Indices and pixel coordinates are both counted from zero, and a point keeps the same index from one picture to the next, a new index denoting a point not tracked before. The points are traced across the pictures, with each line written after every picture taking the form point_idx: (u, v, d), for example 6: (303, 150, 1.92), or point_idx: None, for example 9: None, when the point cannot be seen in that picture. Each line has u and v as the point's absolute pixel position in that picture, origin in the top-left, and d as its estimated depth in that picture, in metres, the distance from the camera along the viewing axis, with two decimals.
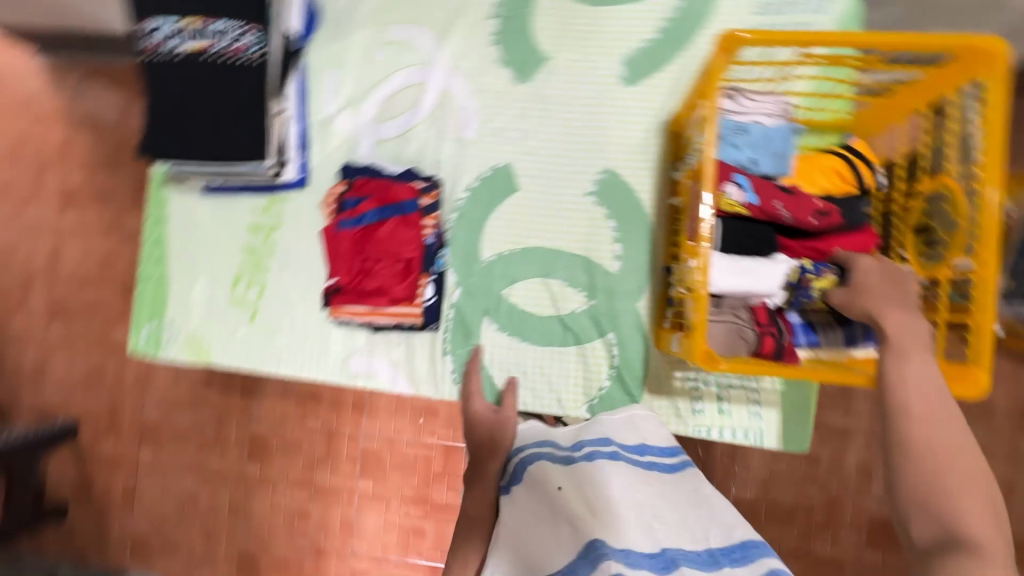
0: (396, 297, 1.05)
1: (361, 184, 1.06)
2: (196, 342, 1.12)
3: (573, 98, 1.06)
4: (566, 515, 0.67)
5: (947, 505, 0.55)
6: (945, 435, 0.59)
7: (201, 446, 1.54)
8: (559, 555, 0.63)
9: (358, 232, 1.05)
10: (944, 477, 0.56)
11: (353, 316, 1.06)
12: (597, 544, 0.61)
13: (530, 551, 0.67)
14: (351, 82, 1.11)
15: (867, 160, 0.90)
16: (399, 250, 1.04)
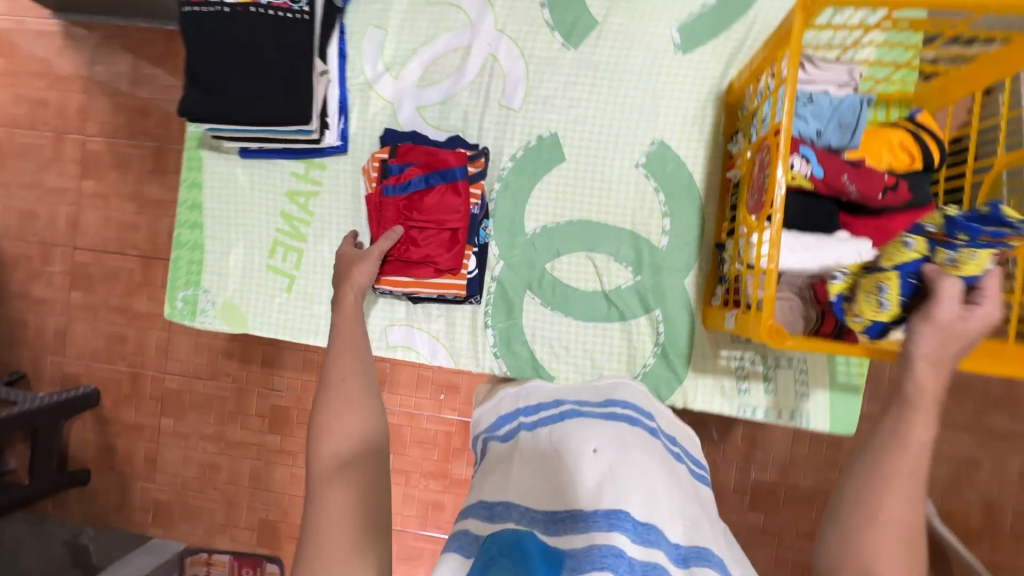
0: (442, 268, 1.00)
1: (406, 150, 1.02)
2: (233, 309, 1.10)
3: (624, 66, 1.02)
4: (590, 470, 0.58)
5: (880, 508, 0.54)
6: (915, 442, 0.57)
7: (222, 415, 1.54)
8: (558, 504, 0.56)
9: (403, 199, 1.00)
10: (889, 478, 0.55)
11: (396, 287, 1.02)
12: (608, 509, 0.53)
13: (515, 481, 0.59)
14: (393, 43, 1.07)
15: (936, 135, 0.87)
16: (447, 217, 0.99)
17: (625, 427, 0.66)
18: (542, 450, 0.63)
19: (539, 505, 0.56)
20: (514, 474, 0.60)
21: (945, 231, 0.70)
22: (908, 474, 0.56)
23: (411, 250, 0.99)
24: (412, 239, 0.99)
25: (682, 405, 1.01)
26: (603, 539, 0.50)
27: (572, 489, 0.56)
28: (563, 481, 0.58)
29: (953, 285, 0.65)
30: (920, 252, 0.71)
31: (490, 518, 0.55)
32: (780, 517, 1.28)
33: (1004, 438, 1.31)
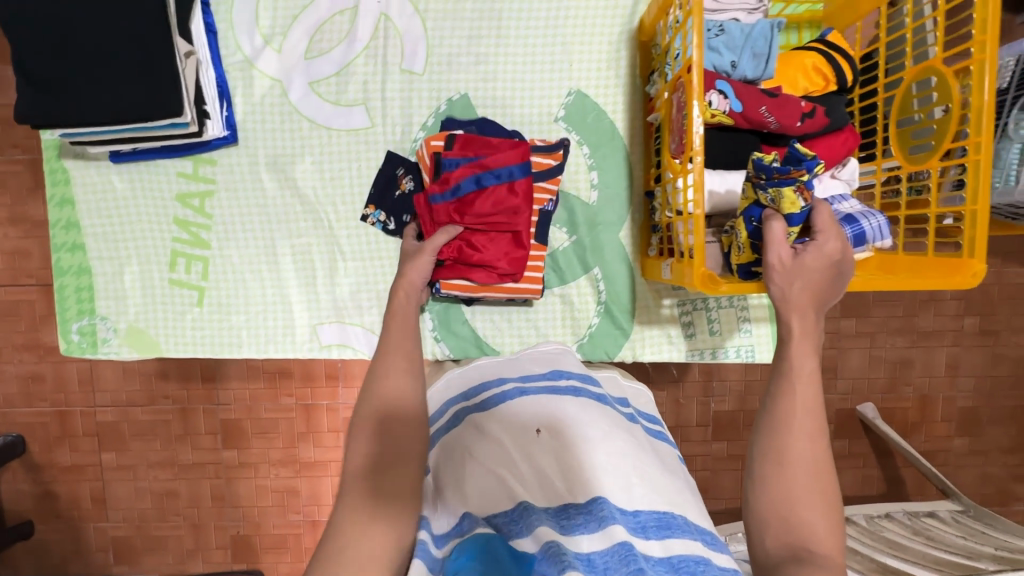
0: (504, 273, 0.90)
1: (465, 143, 0.89)
2: (140, 334, 0.99)
3: (528, 11, 0.94)
4: (538, 458, 0.61)
5: (784, 485, 0.56)
6: (801, 408, 0.58)
7: (168, 439, 1.42)
8: (508, 504, 0.58)
9: (454, 203, 0.87)
10: (785, 456, 0.57)
11: (455, 292, 0.91)
12: (557, 506, 0.57)
13: (472, 487, 0.61)
14: (269, 12, 0.94)
15: (847, 54, 0.85)
16: (508, 219, 0.87)
17: (570, 401, 0.67)
18: (490, 442, 0.64)
19: (494, 510, 0.58)
20: (472, 480, 0.61)
21: (755, 178, 0.72)
22: (802, 411, 0.58)
23: (470, 256, 0.88)
24: (471, 242, 0.88)
25: (631, 358, 1.00)
26: (552, 534, 0.53)
27: (523, 485, 0.59)
28: (514, 478, 0.60)
29: (777, 227, 0.68)
30: (751, 196, 0.74)
31: (459, 533, 0.58)
32: (742, 444, 1.32)
33: (930, 334, 1.39)
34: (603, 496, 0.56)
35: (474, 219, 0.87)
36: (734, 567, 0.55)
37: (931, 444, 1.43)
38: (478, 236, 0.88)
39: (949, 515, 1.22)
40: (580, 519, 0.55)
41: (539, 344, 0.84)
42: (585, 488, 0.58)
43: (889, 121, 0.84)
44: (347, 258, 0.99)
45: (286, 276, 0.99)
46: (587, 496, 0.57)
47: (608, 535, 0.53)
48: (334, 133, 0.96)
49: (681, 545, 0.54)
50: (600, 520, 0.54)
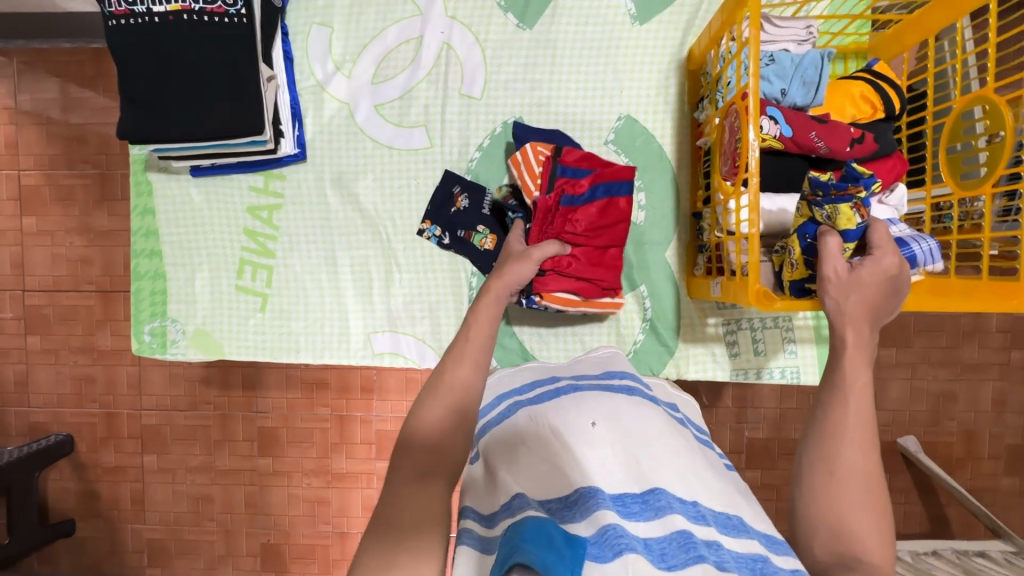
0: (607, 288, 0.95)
1: (574, 156, 0.93)
2: (206, 337, 1.05)
3: (583, 41, 1.00)
4: (592, 447, 0.63)
5: (835, 494, 0.57)
6: (850, 418, 0.60)
7: (207, 444, 1.48)
8: (566, 489, 0.59)
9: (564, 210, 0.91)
10: (835, 464, 0.58)
11: (559, 302, 0.93)
12: (613, 494, 0.59)
13: (524, 470, 0.63)
14: (341, 41, 1.02)
15: (894, 84, 0.88)
16: (620, 214, 0.91)
17: (623, 398, 0.71)
18: (545, 431, 0.67)
19: (549, 494, 0.60)
20: (528, 464, 0.63)
21: (811, 197, 0.75)
22: (853, 421, 0.60)
23: (579, 261, 0.92)
24: (576, 254, 0.91)
25: (677, 375, 1.02)
26: (611, 516, 0.55)
27: (580, 471, 0.61)
28: (570, 465, 0.62)
29: (834, 241, 0.70)
30: (806, 214, 0.76)
31: (510, 512, 0.58)
32: (778, 472, 1.30)
33: (975, 367, 1.37)
34: (659, 487, 0.59)
35: (585, 226, 0.90)
36: (798, 567, 0.53)
37: (976, 481, 1.38)
38: (583, 246, 0.91)
39: (1002, 556, 1.19)
40: (636, 508, 0.57)
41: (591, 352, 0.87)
42: (640, 478, 0.60)
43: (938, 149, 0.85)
44: (403, 270, 1.03)
45: (342, 284, 1.04)
46: (644, 487, 0.59)
47: (666, 523, 0.55)
48: (395, 152, 1.02)
49: (742, 543, 0.55)
50: (656, 509, 0.57)
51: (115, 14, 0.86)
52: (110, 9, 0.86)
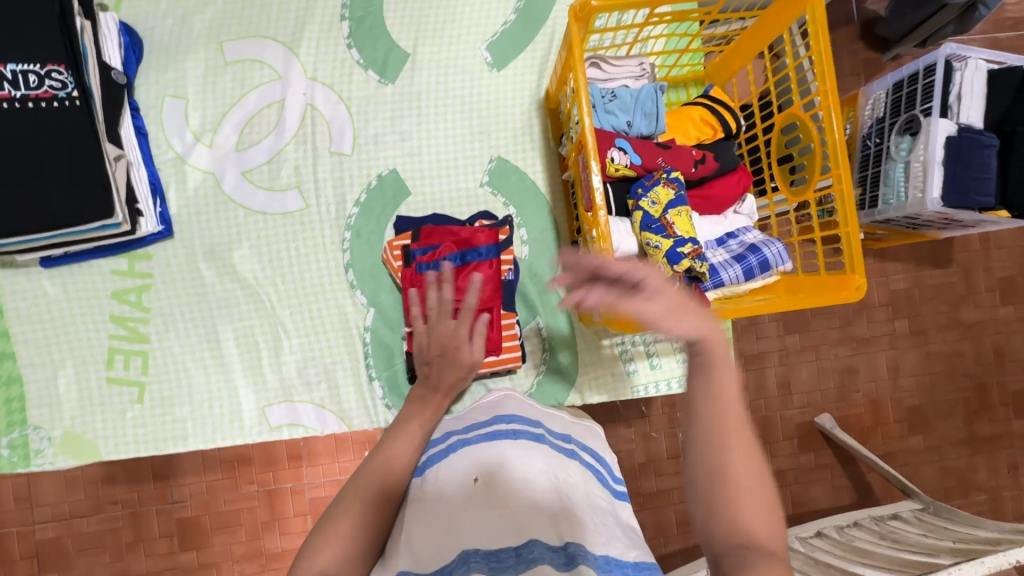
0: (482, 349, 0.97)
1: (429, 233, 0.99)
2: (77, 439, 0.96)
3: (445, 91, 1.03)
4: (470, 504, 0.64)
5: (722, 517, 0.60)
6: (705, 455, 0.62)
7: (117, 550, 1.31)
8: (443, 559, 0.59)
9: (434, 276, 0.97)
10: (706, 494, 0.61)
11: None
12: (487, 548, 0.59)
13: (412, 536, 0.62)
14: (198, 111, 0.99)
15: (728, 106, 0.96)
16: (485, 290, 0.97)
17: (508, 445, 0.72)
18: (432, 497, 0.69)
19: (427, 563, 0.59)
20: (416, 537, 0.64)
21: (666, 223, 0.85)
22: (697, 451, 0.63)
23: None
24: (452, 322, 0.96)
25: (581, 400, 1.04)
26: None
27: (458, 535, 0.61)
28: (449, 528, 0.62)
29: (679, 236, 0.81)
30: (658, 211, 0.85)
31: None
32: None
33: (867, 341, 1.49)
34: (534, 539, 0.59)
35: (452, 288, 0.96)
36: None
37: (887, 446, 1.49)
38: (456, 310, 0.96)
39: (911, 514, 1.27)
40: (511, 561, 0.57)
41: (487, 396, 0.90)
42: (518, 531, 0.61)
43: (773, 160, 0.95)
44: (292, 335, 1.00)
45: (230, 362, 0.99)
46: (520, 540, 0.60)
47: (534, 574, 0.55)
48: (270, 218, 1.00)
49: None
50: (529, 561, 0.56)
51: None
52: None
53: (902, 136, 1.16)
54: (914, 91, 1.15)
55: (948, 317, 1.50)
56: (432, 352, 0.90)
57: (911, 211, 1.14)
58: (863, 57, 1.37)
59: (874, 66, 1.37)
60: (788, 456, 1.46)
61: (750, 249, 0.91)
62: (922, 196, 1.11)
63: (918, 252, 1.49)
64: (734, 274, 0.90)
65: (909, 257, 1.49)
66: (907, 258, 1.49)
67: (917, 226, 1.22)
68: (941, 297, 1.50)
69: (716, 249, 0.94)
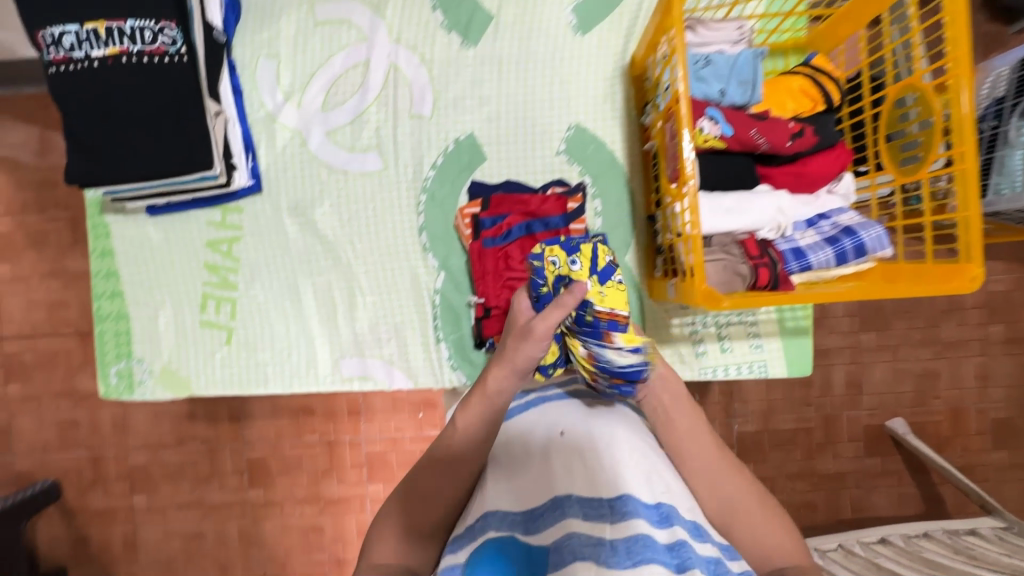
0: None
1: (498, 201, 0.98)
2: (173, 375, 1.05)
3: (527, 55, 1.01)
4: (559, 454, 0.66)
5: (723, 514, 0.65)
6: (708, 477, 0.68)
7: (195, 481, 1.44)
8: (535, 502, 0.62)
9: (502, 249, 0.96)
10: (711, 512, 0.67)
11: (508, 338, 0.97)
12: (580, 496, 0.60)
13: (502, 482, 0.65)
14: (287, 72, 1.02)
15: (833, 76, 0.89)
16: None
17: (591, 407, 0.73)
18: (517, 445, 0.70)
19: (517, 507, 0.63)
20: (505, 481, 0.66)
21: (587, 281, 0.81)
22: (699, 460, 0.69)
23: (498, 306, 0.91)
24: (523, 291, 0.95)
25: None
26: (575, 524, 0.57)
27: (550, 484, 0.63)
28: (541, 477, 0.64)
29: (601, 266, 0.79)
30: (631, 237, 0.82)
31: (475, 536, 0.61)
32: (768, 464, 1.38)
33: (955, 345, 1.37)
34: (626, 491, 0.60)
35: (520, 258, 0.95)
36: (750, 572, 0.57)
37: (965, 458, 1.38)
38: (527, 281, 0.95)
39: (992, 531, 1.17)
40: (605, 511, 0.59)
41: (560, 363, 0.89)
42: (610, 485, 0.61)
43: (879, 137, 0.88)
44: (366, 293, 1.04)
45: (310, 314, 1.04)
46: (613, 492, 0.60)
47: (629, 527, 0.56)
48: (351, 177, 1.03)
49: (700, 547, 0.57)
50: (622, 514, 0.58)
51: (53, 61, 0.86)
52: (49, 56, 0.86)
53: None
54: None
55: None
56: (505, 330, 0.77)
57: None
58: (985, 29, 1.23)
59: (998, 40, 1.22)
60: (852, 458, 1.38)
61: (845, 232, 0.84)
62: None
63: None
64: (824, 257, 0.84)
65: (1015, 256, 1.35)
66: (1013, 257, 1.35)
67: None
68: None
69: (804, 231, 0.88)
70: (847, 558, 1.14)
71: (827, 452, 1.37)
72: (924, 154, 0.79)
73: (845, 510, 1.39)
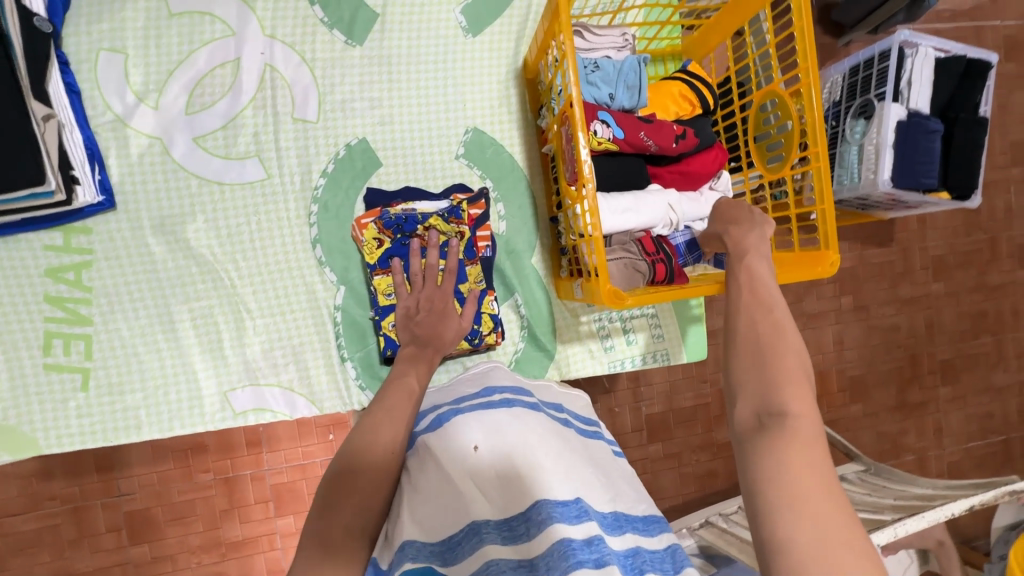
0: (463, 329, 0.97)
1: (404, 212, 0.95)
2: (9, 434, 0.86)
3: (418, 55, 0.97)
4: (474, 471, 0.61)
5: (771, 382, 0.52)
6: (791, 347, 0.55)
7: (59, 548, 1.21)
8: (450, 529, 0.58)
9: None
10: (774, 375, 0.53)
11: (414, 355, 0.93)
12: (498, 518, 0.58)
13: (414, 513, 0.60)
14: (139, 68, 0.89)
15: (706, 82, 0.96)
16: None
17: (504, 410, 0.69)
18: (427, 466, 0.64)
19: (434, 535, 0.58)
20: (417, 506, 0.60)
21: None
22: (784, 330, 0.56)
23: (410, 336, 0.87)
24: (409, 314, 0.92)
25: (560, 377, 1.03)
26: (494, 551, 0.55)
27: (465, 505, 0.59)
28: (455, 499, 0.59)
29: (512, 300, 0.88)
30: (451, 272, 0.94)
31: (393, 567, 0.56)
32: (675, 441, 1.47)
33: (817, 316, 1.55)
34: (540, 499, 0.57)
35: None
36: (670, 539, 0.61)
37: (831, 413, 1.58)
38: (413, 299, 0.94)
39: (856, 474, 1.33)
40: (522, 528, 0.56)
41: (477, 368, 0.87)
42: (524, 497, 0.58)
43: (748, 138, 0.97)
44: (255, 315, 0.94)
45: (191, 344, 0.92)
46: (526, 504, 0.57)
47: (548, 535, 0.53)
48: (228, 188, 0.92)
49: (618, 541, 0.57)
50: (538, 523, 0.55)
51: None
52: None
53: (856, 119, 1.21)
54: (869, 76, 1.20)
55: (888, 292, 1.59)
56: (420, 313, 0.87)
57: (863, 191, 1.18)
58: (822, 40, 1.40)
59: (831, 51, 1.41)
60: None
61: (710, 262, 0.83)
62: (874, 178, 1.16)
63: (865, 232, 1.57)
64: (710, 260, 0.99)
65: (856, 235, 1.57)
66: (854, 237, 1.57)
67: (866, 207, 1.27)
68: (883, 274, 1.59)
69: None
70: None
71: (722, 422, 1.49)
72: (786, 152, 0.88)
73: None
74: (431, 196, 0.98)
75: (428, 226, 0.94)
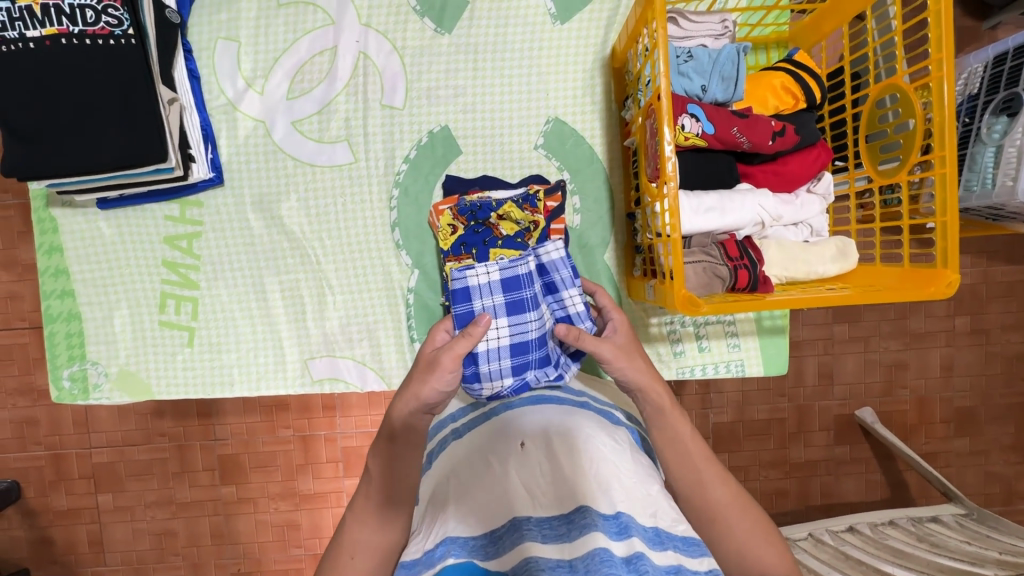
0: None
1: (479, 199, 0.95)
2: (131, 378, 0.99)
3: (504, 41, 0.97)
4: (520, 469, 0.61)
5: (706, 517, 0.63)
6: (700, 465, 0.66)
7: (164, 479, 1.38)
8: (494, 523, 0.58)
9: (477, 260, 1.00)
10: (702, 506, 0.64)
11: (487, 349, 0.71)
12: (540, 517, 0.57)
13: (460, 508, 0.61)
14: (249, 56, 0.96)
15: (814, 72, 0.87)
16: None
17: (555, 411, 0.70)
18: (476, 460, 0.66)
19: (476, 530, 0.58)
20: (462, 501, 0.62)
21: None
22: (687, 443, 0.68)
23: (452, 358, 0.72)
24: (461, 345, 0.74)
25: None
26: (535, 549, 0.53)
27: (509, 503, 0.59)
28: (500, 496, 0.60)
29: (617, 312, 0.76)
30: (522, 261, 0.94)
31: (432, 562, 0.56)
32: (743, 454, 1.39)
33: (923, 336, 1.38)
34: (585, 505, 0.57)
35: None
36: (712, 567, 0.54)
37: (929, 447, 1.41)
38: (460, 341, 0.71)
39: (953, 518, 1.17)
40: (564, 529, 0.55)
41: None
42: (568, 500, 0.58)
43: (859, 137, 0.87)
44: (336, 292, 1.00)
45: (277, 313, 1.00)
46: (570, 508, 0.57)
47: (585, 543, 0.52)
48: (319, 170, 0.98)
49: (659, 556, 0.53)
50: (581, 528, 0.54)
51: None
52: None
53: (996, 117, 1.02)
54: (1017, 67, 1.01)
55: (1017, 317, 1.38)
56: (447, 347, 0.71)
57: (997, 200, 1.01)
58: (960, 23, 1.22)
59: (972, 35, 1.22)
60: (821, 447, 1.40)
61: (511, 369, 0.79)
62: (1012, 185, 0.98)
63: (994, 245, 1.37)
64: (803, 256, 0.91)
65: (982, 249, 1.37)
66: (980, 251, 1.37)
67: (998, 218, 1.10)
68: (1013, 295, 1.38)
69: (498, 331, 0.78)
70: (815, 547, 1.14)
71: (798, 441, 1.39)
72: (905, 156, 0.78)
73: (815, 496, 1.41)
74: (506, 185, 0.98)
75: (502, 214, 0.95)
